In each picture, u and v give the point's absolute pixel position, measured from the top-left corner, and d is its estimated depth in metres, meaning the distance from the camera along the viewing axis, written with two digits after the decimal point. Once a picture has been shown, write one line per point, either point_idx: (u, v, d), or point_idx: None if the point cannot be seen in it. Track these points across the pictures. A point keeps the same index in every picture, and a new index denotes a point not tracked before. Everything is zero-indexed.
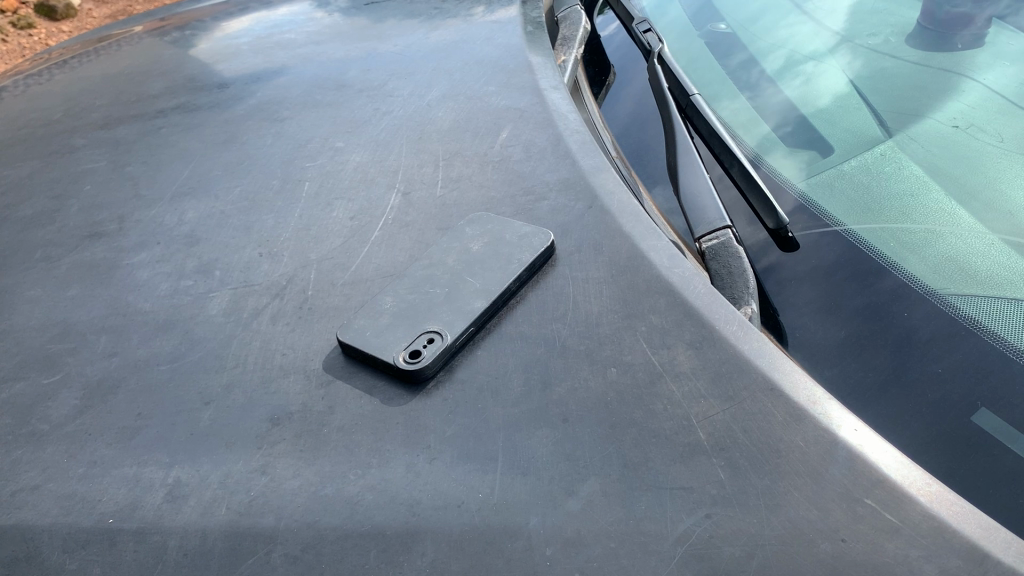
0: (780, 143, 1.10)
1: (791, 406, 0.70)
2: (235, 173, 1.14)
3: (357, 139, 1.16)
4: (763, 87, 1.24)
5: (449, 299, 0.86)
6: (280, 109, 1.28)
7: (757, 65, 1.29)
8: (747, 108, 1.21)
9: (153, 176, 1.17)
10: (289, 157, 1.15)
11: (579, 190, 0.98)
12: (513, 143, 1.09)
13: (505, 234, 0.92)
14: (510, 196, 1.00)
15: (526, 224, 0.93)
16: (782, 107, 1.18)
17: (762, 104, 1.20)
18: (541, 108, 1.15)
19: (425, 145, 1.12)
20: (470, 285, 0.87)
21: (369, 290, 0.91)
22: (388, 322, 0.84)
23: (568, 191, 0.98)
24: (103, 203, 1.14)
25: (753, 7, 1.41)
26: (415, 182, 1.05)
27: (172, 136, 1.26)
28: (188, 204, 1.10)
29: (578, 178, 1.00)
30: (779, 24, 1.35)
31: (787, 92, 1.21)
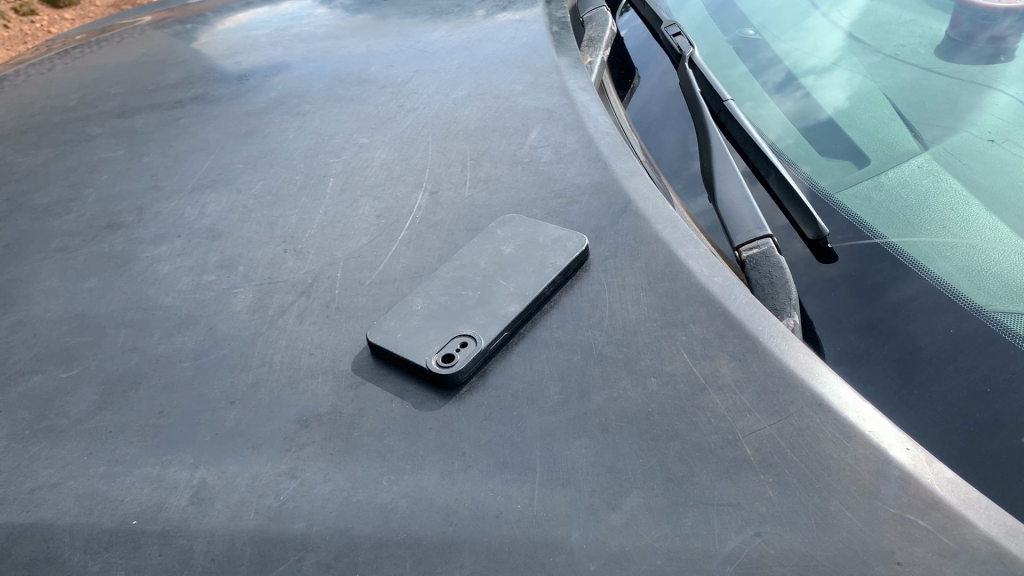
0: (812, 151, 1.08)
1: (840, 423, 0.68)
2: (256, 167, 1.11)
3: (381, 136, 1.14)
4: (789, 90, 1.22)
5: (482, 302, 0.83)
6: (300, 103, 1.25)
7: (786, 70, 1.26)
8: (776, 113, 1.19)
9: (171, 167, 1.15)
10: (312, 152, 1.13)
11: (613, 194, 0.96)
12: (542, 144, 1.07)
13: (538, 237, 0.90)
14: (541, 198, 0.98)
15: (560, 229, 0.91)
16: (808, 112, 1.17)
17: (792, 111, 1.18)
18: (570, 109, 1.13)
19: (453, 143, 1.10)
20: (504, 288, 0.85)
21: (399, 290, 0.88)
22: (419, 324, 0.82)
23: (602, 194, 0.96)
24: (120, 193, 1.12)
25: (780, 13, 1.39)
26: (442, 182, 1.03)
27: (190, 127, 1.24)
28: (209, 197, 1.08)
29: (612, 181, 0.98)
30: (804, 31, 1.33)
31: (812, 96, 1.19)
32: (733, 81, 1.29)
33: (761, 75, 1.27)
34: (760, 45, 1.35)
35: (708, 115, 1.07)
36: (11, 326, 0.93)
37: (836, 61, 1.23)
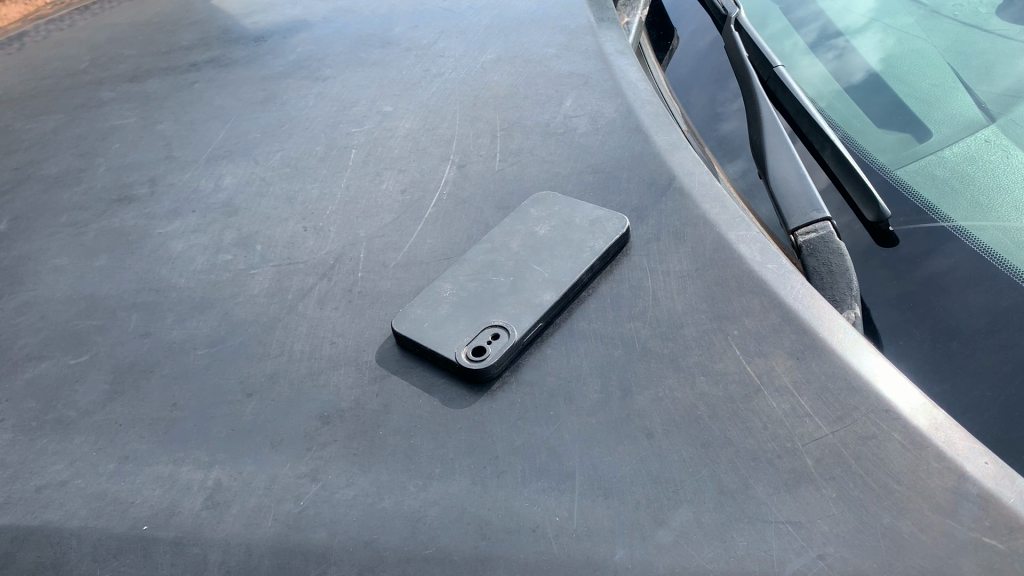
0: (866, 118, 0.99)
1: (910, 432, 0.62)
2: (275, 136, 1.05)
3: (405, 104, 1.07)
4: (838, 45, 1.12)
5: (515, 290, 0.77)
6: (321, 66, 1.18)
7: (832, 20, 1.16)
8: (823, 72, 1.09)
9: (185, 136, 1.09)
10: (333, 121, 1.06)
11: (655, 170, 0.89)
12: (576, 113, 1.00)
13: (575, 219, 0.84)
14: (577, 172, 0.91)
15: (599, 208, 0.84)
16: (857, 74, 1.07)
17: (841, 72, 1.08)
18: (606, 75, 1.05)
19: (483, 111, 1.03)
20: (538, 275, 0.79)
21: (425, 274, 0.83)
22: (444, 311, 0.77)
23: (642, 170, 0.89)
24: (132, 163, 1.06)
25: None
26: (470, 155, 0.97)
27: (206, 93, 1.17)
28: (225, 168, 1.02)
29: (653, 156, 0.91)
30: None
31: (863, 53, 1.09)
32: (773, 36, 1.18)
33: (805, 27, 1.17)
34: None
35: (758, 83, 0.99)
36: (18, 307, 0.89)
37: (887, 10, 1.13)
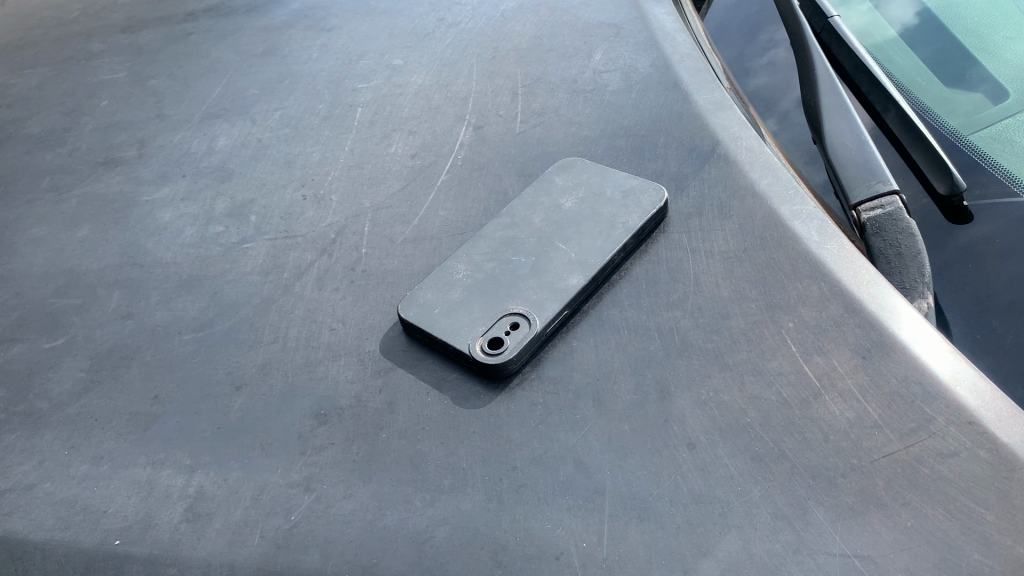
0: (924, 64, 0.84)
1: (999, 451, 0.54)
2: (275, 93, 0.96)
3: (418, 56, 0.97)
4: None
5: (538, 273, 0.69)
6: (326, 14, 1.08)
7: None
8: None
9: (178, 92, 1.00)
10: (338, 75, 0.97)
11: (695, 134, 0.79)
12: (606, 68, 0.90)
13: (606, 192, 0.75)
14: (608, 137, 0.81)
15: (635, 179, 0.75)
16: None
17: None
18: (640, 25, 0.95)
19: (503, 67, 0.93)
20: (564, 255, 0.70)
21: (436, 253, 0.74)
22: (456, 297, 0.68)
23: (680, 134, 0.79)
24: (121, 122, 0.97)
25: None
26: (488, 116, 0.87)
27: (203, 44, 1.08)
28: (220, 129, 0.93)
29: (693, 118, 0.81)
30: None
31: None
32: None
33: None
34: None
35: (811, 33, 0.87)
36: None
37: None
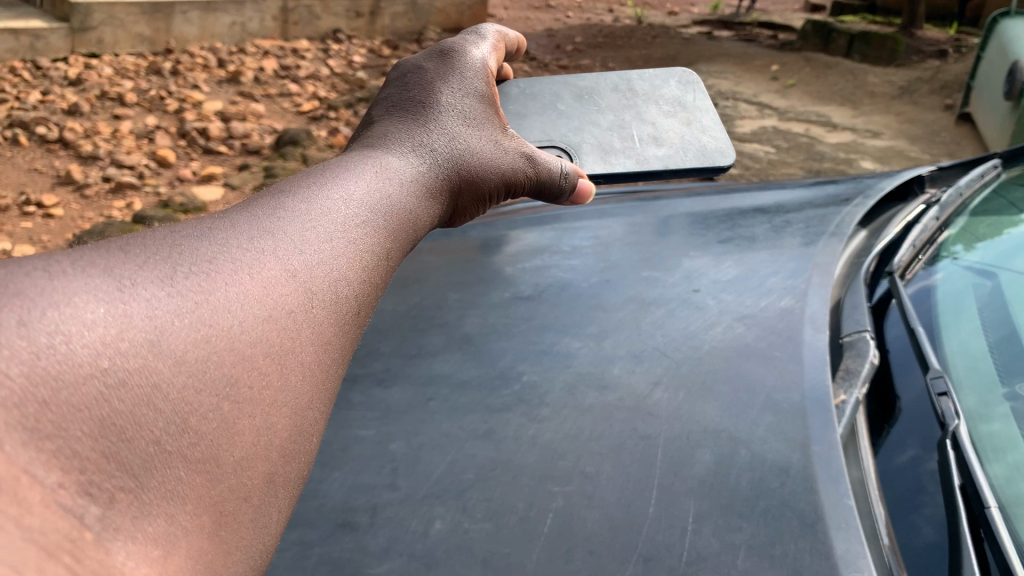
0: None
1: None
2: (486, 483, 1.12)
3: (608, 467, 1.14)
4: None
5: (523, 117, 1.67)
6: (541, 402, 1.27)
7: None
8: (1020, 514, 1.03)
9: (412, 462, 1.18)
10: (539, 474, 1.13)
11: (697, 134, 1.70)
12: (622, 84, 1.78)
13: (637, 76, 1.81)
14: (631, 78, 1.79)
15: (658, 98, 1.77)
16: None
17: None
18: (687, 114, 1.72)
19: (679, 498, 1.08)
20: (539, 117, 1.67)
21: (550, 101, 1.72)
22: (508, 42, 1.53)
23: (656, 159, 1.62)
24: (364, 485, 1.15)
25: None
26: (585, 83, 1.79)
27: (437, 415, 1.27)
28: (436, 511, 1.09)
29: (703, 147, 1.66)
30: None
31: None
32: (982, 400, 1.21)
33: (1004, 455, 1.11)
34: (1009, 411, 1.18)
35: (967, 532, 1.00)
36: None
37: None
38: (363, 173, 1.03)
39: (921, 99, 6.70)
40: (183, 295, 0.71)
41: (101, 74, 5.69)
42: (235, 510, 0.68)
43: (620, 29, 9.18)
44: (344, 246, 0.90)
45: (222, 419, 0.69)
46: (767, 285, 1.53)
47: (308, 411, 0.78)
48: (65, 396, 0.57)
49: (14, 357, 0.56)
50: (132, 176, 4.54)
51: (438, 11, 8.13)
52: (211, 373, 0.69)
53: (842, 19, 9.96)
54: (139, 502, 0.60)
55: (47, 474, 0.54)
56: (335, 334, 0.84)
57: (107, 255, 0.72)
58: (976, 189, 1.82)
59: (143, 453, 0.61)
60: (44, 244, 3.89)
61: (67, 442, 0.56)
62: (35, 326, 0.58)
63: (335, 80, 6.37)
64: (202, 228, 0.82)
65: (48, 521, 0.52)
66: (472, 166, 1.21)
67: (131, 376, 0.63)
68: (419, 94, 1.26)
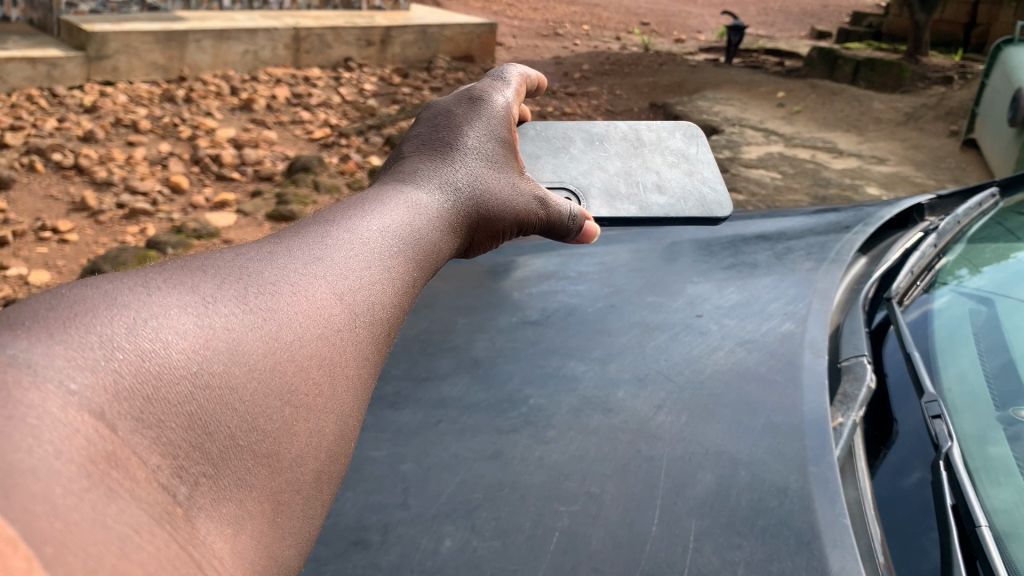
0: None
1: None
2: (494, 502, 1.16)
3: (612, 487, 1.17)
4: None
5: (537, 158, 1.68)
6: (547, 425, 1.31)
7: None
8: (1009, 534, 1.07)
9: (422, 482, 1.21)
10: (545, 494, 1.17)
11: (699, 185, 1.71)
12: (630, 134, 1.79)
13: (644, 126, 1.82)
14: (639, 128, 1.80)
15: (666, 146, 1.79)
16: None
17: None
18: (690, 165, 1.73)
19: (681, 516, 1.11)
20: (553, 159, 1.68)
21: (563, 143, 1.73)
22: (530, 84, 1.58)
23: (659, 206, 1.63)
24: (377, 503, 1.19)
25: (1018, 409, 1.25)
26: (596, 129, 1.80)
27: (446, 437, 1.31)
28: (446, 529, 1.13)
29: (704, 198, 1.66)
30: None
31: None
32: (978, 425, 1.25)
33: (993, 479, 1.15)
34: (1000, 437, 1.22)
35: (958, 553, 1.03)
36: None
37: None
38: (403, 203, 1.08)
39: (926, 125, 6.75)
40: (251, 311, 0.76)
41: (116, 101, 5.79)
42: (291, 501, 0.72)
43: (629, 57, 9.28)
44: (392, 269, 0.95)
45: (284, 420, 0.73)
46: (768, 310, 1.57)
47: (356, 420, 0.82)
48: (162, 393, 0.64)
49: (124, 358, 0.63)
50: (146, 202, 4.62)
51: (447, 40, 8.24)
52: (276, 380, 0.74)
53: (849, 46, 10.04)
54: (216, 487, 0.65)
55: (149, 457, 0.60)
56: (380, 351, 0.88)
57: (186, 274, 0.77)
58: (975, 218, 1.86)
59: (221, 445, 0.66)
60: (59, 268, 3.95)
61: (164, 431, 0.62)
62: (139, 334, 0.65)
63: (346, 107, 6.46)
64: (266, 250, 0.88)
65: (152, 494, 0.58)
66: (500, 198, 1.26)
67: (214, 378, 0.68)
68: (450, 131, 1.32)
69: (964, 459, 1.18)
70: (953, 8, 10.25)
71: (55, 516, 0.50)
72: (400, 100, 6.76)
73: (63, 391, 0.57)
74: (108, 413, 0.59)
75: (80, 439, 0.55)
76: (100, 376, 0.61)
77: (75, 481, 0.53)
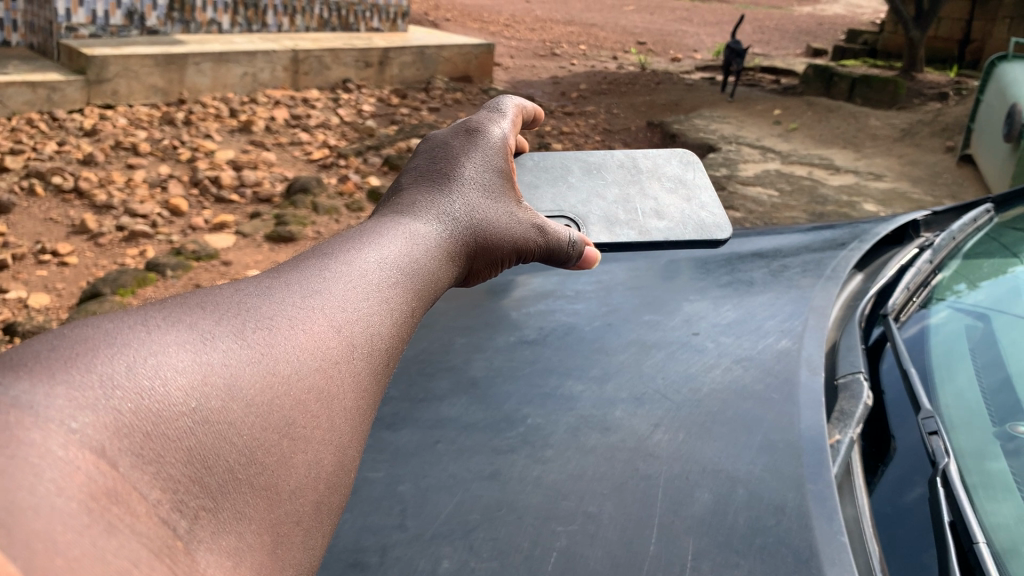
0: None
1: None
2: (492, 523, 1.16)
3: (610, 507, 1.17)
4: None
5: (535, 187, 1.69)
6: (545, 444, 1.31)
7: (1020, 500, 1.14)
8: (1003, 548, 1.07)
9: (421, 503, 1.21)
10: (544, 514, 1.17)
11: (696, 209, 1.71)
12: (627, 162, 1.81)
13: (641, 155, 1.84)
14: (635, 156, 1.82)
15: (663, 173, 1.80)
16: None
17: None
18: (687, 190, 1.74)
19: (679, 535, 1.11)
20: (552, 188, 1.69)
21: (561, 173, 1.75)
22: (526, 114, 1.58)
23: (658, 230, 1.63)
24: (375, 525, 1.18)
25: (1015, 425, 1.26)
26: (593, 158, 1.82)
27: (444, 457, 1.31)
28: (444, 550, 1.13)
29: (702, 221, 1.67)
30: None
31: None
32: (974, 441, 1.25)
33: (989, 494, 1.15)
34: (997, 453, 1.22)
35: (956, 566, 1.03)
36: None
37: None
38: (401, 234, 1.08)
39: (922, 141, 6.79)
40: (249, 347, 0.77)
41: (116, 124, 5.82)
42: (291, 532, 0.72)
43: (625, 76, 9.33)
44: (390, 300, 0.95)
45: (282, 453, 0.73)
46: (764, 328, 1.58)
47: (356, 450, 0.82)
48: (161, 429, 0.64)
49: (124, 397, 0.63)
50: (145, 224, 4.63)
51: (445, 61, 8.29)
52: (274, 414, 0.74)
53: (845, 64, 10.10)
54: (216, 520, 0.65)
55: (149, 491, 0.60)
56: (379, 382, 0.88)
57: (185, 311, 0.78)
58: (970, 234, 1.87)
59: (220, 478, 0.67)
60: (59, 292, 3.96)
61: (164, 466, 0.62)
62: (138, 372, 0.66)
63: (345, 129, 6.49)
64: (264, 285, 0.89)
65: (153, 529, 0.58)
66: (497, 227, 1.26)
67: (212, 414, 0.69)
68: (447, 161, 1.33)
69: (962, 476, 1.18)
70: (947, 26, 10.32)
71: (57, 554, 0.49)
72: (399, 120, 6.79)
73: (64, 430, 0.57)
74: (109, 450, 0.59)
75: (81, 476, 0.55)
76: (101, 415, 0.61)
77: (76, 517, 0.52)
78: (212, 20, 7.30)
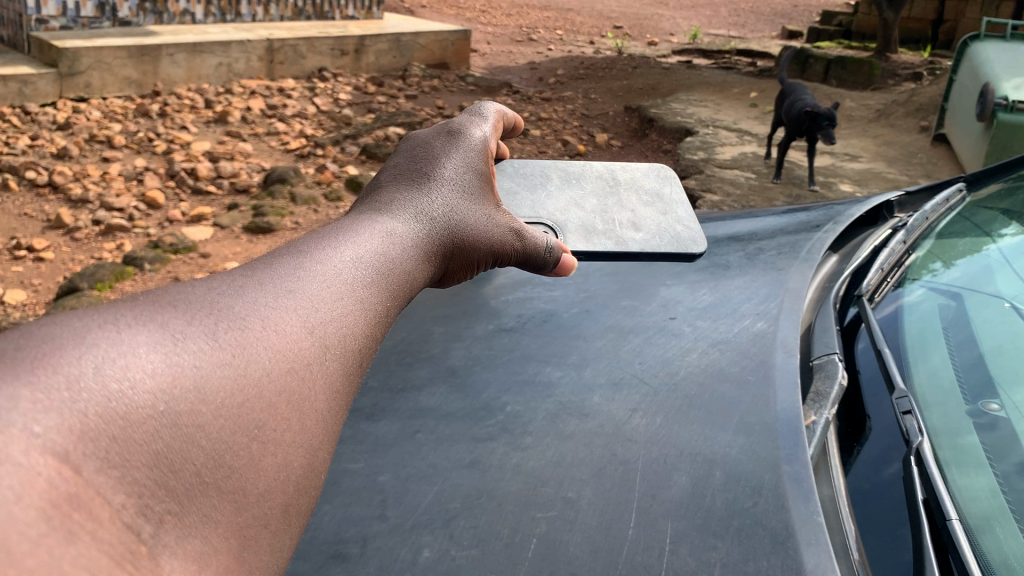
0: None
1: None
2: (471, 511, 1.16)
3: (589, 493, 1.18)
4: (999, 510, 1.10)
5: (515, 194, 1.69)
6: (524, 432, 1.31)
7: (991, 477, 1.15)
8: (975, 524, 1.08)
9: (400, 493, 1.21)
10: (523, 502, 1.17)
11: (672, 222, 1.73)
12: (605, 174, 1.82)
13: (620, 168, 1.85)
14: (614, 168, 1.83)
15: (640, 185, 1.82)
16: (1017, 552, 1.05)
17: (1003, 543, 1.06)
18: (664, 204, 1.76)
19: (657, 520, 1.12)
20: (530, 194, 1.69)
21: (541, 181, 1.75)
22: (507, 121, 1.59)
23: (635, 241, 1.65)
24: (355, 516, 1.18)
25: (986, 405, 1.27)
26: (572, 169, 1.83)
27: (423, 448, 1.31)
28: (424, 540, 1.13)
29: (679, 235, 1.69)
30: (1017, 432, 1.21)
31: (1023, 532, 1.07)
32: (948, 418, 1.26)
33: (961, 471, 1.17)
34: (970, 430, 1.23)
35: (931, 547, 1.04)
36: None
37: None
38: (376, 232, 1.08)
39: (897, 122, 6.83)
40: (221, 349, 0.76)
41: (90, 117, 5.76)
42: (257, 535, 0.72)
43: (601, 60, 9.32)
44: (363, 301, 0.95)
45: (250, 456, 0.74)
46: (740, 311, 1.59)
47: (326, 453, 0.83)
48: (128, 433, 0.64)
49: (91, 398, 0.63)
50: (122, 217, 4.59)
51: (422, 48, 8.27)
52: (243, 417, 0.74)
53: (820, 45, 10.13)
54: (182, 524, 0.65)
55: (113, 496, 0.60)
56: (352, 383, 0.89)
57: (159, 309, 0.77)
58: (943, 213, 1.89)
59: (187, 482, 0.67)
60: (35, 287, 3.93)
61: (129, 471, 0.62)
62: (107, 374, 0.65)
63: (322, 117, 6.45)
64: (238, 284, 0.88)
65: (115, 535, 0.58)
66: (473, 227, 1.26)
67: (182, 417, 0.69)
68: (425, 160, 1.32)
69: (935, 452, 1.20)
70: (920, 6, 10.37)
71: (11, 563, 0.50)
72: (376, 109, 6.76)
73: (28, 434, 0.56)
74: (73, 455, 0.58)
75: (42, 483, 0.55)
76: (67, 418, 0.60)
77: (34, 527, 0.53)
78: (186, 9, 7.23)
